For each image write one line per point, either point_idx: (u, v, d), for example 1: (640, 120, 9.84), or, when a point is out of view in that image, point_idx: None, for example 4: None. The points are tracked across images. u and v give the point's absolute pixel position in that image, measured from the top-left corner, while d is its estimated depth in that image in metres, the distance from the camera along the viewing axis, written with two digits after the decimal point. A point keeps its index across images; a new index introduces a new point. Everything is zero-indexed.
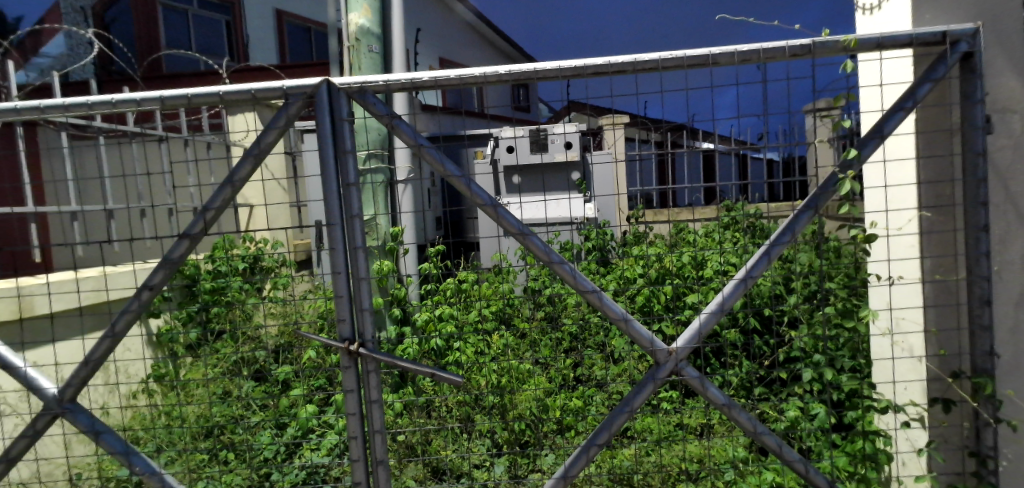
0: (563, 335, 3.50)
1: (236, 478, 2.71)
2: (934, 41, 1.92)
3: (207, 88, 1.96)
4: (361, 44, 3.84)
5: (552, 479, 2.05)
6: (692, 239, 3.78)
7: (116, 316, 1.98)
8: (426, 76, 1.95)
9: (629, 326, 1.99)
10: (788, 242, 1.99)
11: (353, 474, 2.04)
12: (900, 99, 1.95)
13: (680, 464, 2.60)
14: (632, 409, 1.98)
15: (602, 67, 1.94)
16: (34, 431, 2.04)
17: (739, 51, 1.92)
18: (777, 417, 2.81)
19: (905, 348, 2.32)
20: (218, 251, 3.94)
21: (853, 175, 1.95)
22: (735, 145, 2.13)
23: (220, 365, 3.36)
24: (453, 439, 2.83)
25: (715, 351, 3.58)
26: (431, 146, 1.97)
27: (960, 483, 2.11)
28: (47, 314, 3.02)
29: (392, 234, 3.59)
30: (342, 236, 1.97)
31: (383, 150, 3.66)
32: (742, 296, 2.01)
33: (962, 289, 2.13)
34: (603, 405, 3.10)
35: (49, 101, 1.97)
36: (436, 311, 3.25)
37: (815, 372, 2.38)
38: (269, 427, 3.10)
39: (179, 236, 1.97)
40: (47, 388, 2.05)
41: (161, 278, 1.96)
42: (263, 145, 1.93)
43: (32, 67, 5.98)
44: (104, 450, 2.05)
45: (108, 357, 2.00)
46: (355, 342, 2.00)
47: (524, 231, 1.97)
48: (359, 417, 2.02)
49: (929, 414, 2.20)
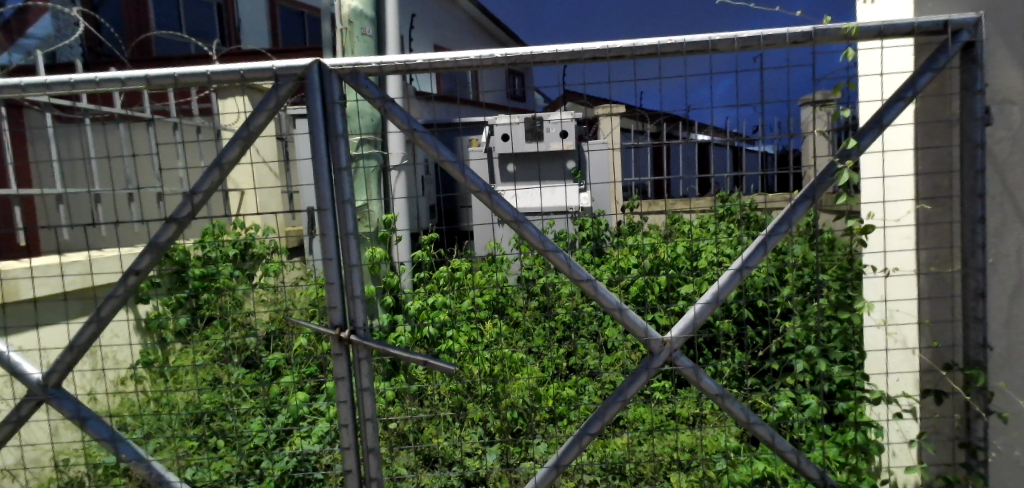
0: (557, 324, 3.52)
1: (226, 466, 2.68)
2: (936, 29, 1.89)
3: (194, 69, 1.91)
4: (355, 27, 3.79)
5: (544, 469, 2.05)
6: (687, 230, 3.78)
7: (100, 301, 1.95)
8: (420, 58, 1.89)
9: (623, 315, 1.97)
10: (784, 232, 1.96)
11: (344, 462, 2.03)
12: (900, 90, 1.93)
13: (672, 454, 2.65)
14: (626, 399, 1.97)
15: (600, 52, 1.91)
16: (18, 417, 2.03)
17: (739, 37, 1.89)
18: (769, 408, 2.81)
19: (898, 340, 2.35)
20: (206, 237, 3.88)
21: (852, 164, 1.93)
22: (730, 136, 2.15)
23: (209, 352, 3.33)
24: (445, 428, 2.85)
25: (708, 342, 3.60)
26: (425, 131, 1.94)
27: (951, 474, 2.13)
28: (30, 298, 2.98)
29: (383, 221, 3.52)
30: (333, 221, 1.95)
31: (375, 135, 3.62)
32: (737, 286, 1.99)
33: (957, 281, 2.12)
34: (596, 394, 3.09)
35: (30, 79, 1.93)
36: (429, 299, 3.28)
37: (807, 363, 2.38)
38: (259, 414, 3.06)
39: (166, 220, 1.94)
40: (30, 374, 2.02)
41: (148, 263, 1.94)
42: (252, 128, 1.89)
43: (18, 48, 5.56)
44: (90, 437, 2.03)
45: (94, 342, 1.98)
46: (346, 329, 1.98)
47: (519, 219, 1.95)
48: (349, 405, 2.00)
49: (921, 405, 2.21)
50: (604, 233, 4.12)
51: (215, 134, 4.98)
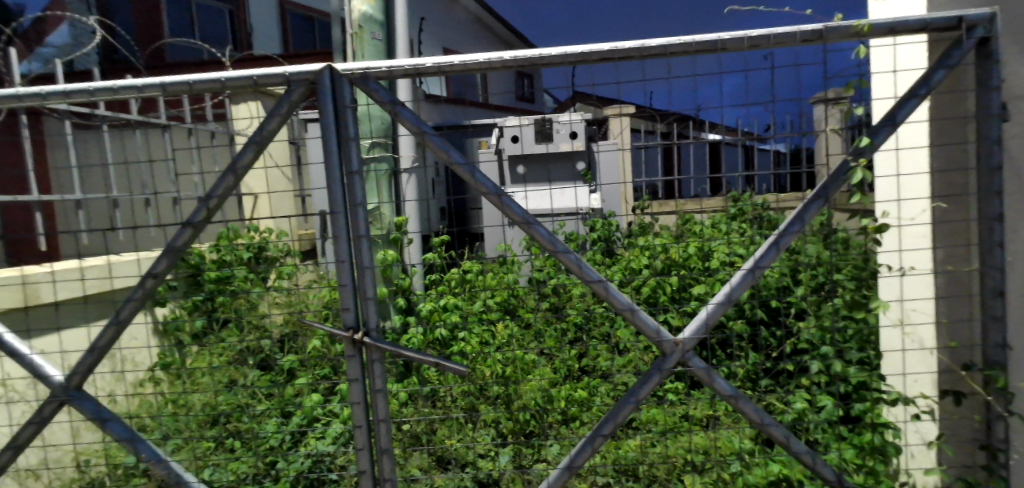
0: (568, 325, 3.47)
1: (242, 467, 2.70)
2: (950, 25, 1.86)
3: (208, 75, 1.95)
4: (364, 32, 3.81)
5: (558, 470, 2.05)
6: (698, 230, 3.74)
7: (119, 304, 2.00)
8: (429, 62, 1.92)
9: (635, 316, 1.97)
10: (796, 232, 1.94)
11: (358, 463, 2.05)
12: (912, 87, 1.91)
13: (685, 456, 2.62)
14: (638, 401, 1.97)
15: (608, 53, 1.91)
16: (41, 418, 2.08)
17: (748, 36, 1.88)
18: (783, 410, 2.79)
19: (915, 340, 2.31)
20: (222, 240, 3.95)
21: (865, 162, 1.90)
22: (741, 135, 2.12)
23: (225, 354, 3.36)
24: (458, 429, 2.86)
25: (721, 343, 3.57)
26: (435, 134, 1.95)
27: (970, 475, 2.10)
28: (52, 302, 3.05)
29: (395, 224, 3.55)
30: (345, 225, 1.97)
31: (387, 138, 3.65)
32: (749, 287, 1.98)
33: (974, 280, 2.09)
34: (608, 396, 3.07)
35: (50, 88, 1.98)
36: (441, 301, 3.30)
37: (822, 364, 2.36)
38: (275, 415, 3.08)
39: (182, 224, 1.98)
40: (53, 376, 2.07)
41: (165, 267, 1.97)
42: (265, 133, 1.92)
43: (36, 57, 5.65)
44: (110, 438, 2.07)
45: (114, 344, 2.03)
46: (359, 331, 2.00)
47: (529, 220, 1.96)
48: (363, 406, 2.02)
49: (939, 407, 2.18)
50: (615, 234, 4.10)
51: (229, 140, 5.04)
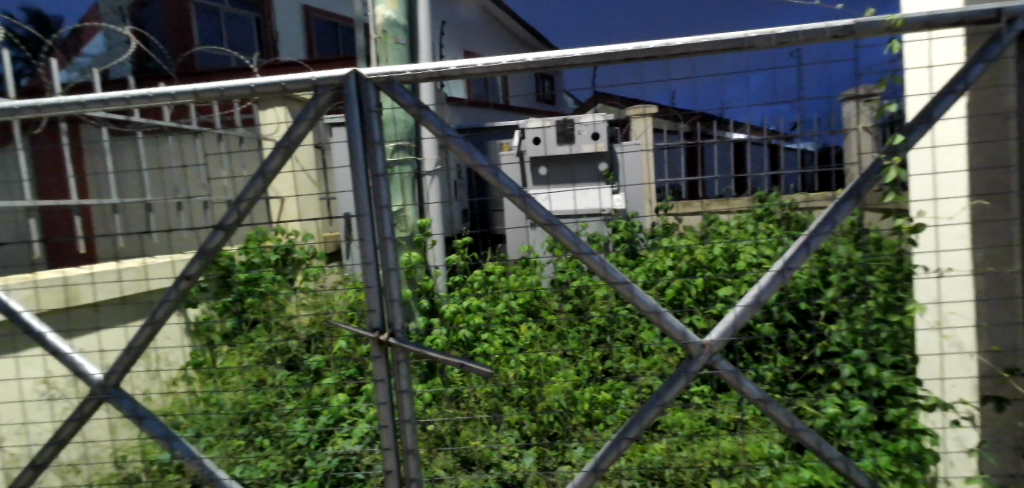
0: (591, 327, 3.37)
1: (272, 464, 2.75)
2: (989, 18, 1.78)
3: (239, 81, 1.99)
4: (388, 37, 3.84)
5: (583, 473, 2.03)
6: (722, 230, 3.62)
7: (155, 305, 2.05)
8: (453, 65, 1.93)
9: (660, 318, 1.94)
10: (828, 232, 1.88)
11: (384, 463, 2.07)
12: (949, 82, 1.83)
13: (714, 461, 2.55)
14: (663, 404, 1.94)
15: (632, 53, 1.88)
16: (82, 415, 2.15)
17: (776, 34, 1.83)
18: (814, 414, 2.72)
19: (954, 344, 2.23)
20: (251, 243, 4.04)
21: (900, 161, 1.84)
22: (767, 135, 2.05)
23: (254, 354, 3.42)
24: (483, 431, 2.85)
25: (748, 345, 3.48)
26: (459, 137, 1.95)
27: (1014, 484, 2.02)
28: (91, 303, 3.16)
29: (419, 226, 3.58)
30: (371, 227, 2.00)
31: (411, 141, 3.68)
32: (778, 289, 1.93)
33: (1017, 282, 2.02)
34: (632, 398, 3.02)
35: (89, 96, 2.04)
36: (464, 303, 3.32)
37: (855, 368, 2.30)
38: (302, 414, 3.13)
39: (214, 227, 2.02)
40: (92, 374, 2.14)
41: (198, 269, 2.03)
42: (294, 137, 1.96)
43: (74, 67, 5.82)
44: (146, 435, 2.13)
45: (149, 344, 2.09)
46: (385, 332, 2.02)
47: (553, 222, 1.94)
48: (389, 406, 2.04)
49: (980, 413, 2.11)
50: (638, 235, 4.06)
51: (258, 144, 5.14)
